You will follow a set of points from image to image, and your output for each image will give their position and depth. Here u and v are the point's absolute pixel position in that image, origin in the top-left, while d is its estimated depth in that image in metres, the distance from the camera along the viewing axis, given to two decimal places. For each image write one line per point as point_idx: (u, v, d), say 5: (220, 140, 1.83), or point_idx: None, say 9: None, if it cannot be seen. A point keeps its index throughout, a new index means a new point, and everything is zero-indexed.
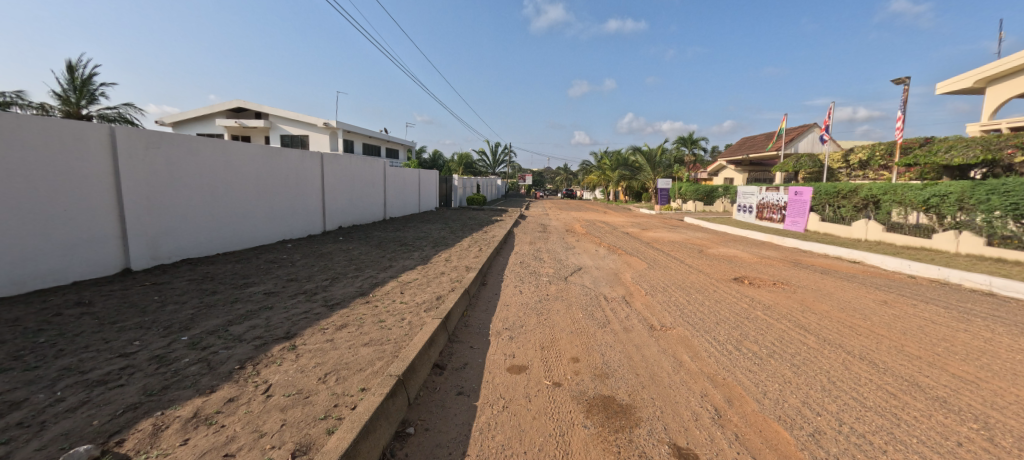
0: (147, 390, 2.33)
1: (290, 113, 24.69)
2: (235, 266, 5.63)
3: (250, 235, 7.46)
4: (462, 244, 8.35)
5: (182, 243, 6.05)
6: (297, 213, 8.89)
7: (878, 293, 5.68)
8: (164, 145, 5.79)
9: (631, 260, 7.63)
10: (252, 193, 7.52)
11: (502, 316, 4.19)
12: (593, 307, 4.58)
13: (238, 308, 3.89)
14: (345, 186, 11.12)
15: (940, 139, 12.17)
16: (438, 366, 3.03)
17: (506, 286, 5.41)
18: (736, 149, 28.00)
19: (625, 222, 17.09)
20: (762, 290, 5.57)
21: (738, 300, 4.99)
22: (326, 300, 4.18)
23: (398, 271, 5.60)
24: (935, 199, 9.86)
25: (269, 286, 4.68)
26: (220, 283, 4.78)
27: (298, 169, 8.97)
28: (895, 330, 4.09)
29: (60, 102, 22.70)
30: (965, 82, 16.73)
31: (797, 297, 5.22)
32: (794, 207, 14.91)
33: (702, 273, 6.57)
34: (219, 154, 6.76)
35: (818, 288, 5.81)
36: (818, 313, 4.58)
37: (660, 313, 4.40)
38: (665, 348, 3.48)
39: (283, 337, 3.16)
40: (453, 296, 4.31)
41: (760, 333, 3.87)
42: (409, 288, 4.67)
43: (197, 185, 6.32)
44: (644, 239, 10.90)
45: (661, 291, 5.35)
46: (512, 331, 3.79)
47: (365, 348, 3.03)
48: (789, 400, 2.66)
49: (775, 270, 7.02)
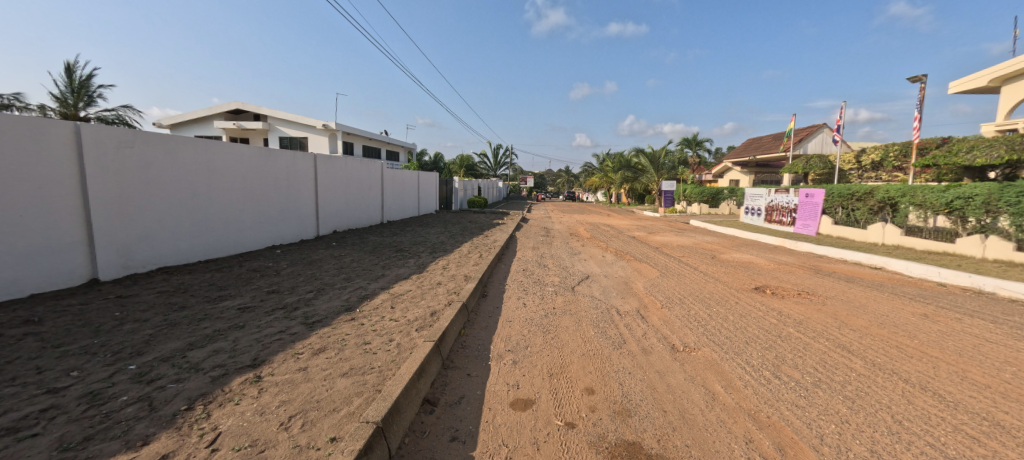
0: (62, 444, 1.86)
1: (288, 114, 24.27)
2: (213, 276, 5.17)
3: (236, 241, 7.03)
4: (461, 250, 7.88)
5: (159, 250, 5.62)
6: (288, 217, 8.46)
7: (915, 305, 5.19)
8: (139, 145, 5.37)
9: (641, 267, 7.17)
10: (239, 198, 7.09)
11: (504, 334, 3.72)
12: (605, 323, 4.10)
13: (204, 327, 3.43)
14: (340, 188, 10.68)
15: (960, 139, 11.64)
16: (429, 401, 2.55)
17: (509, 298, 4.95)
18: (742, 151, 27.49)
19: (630, 225, 16.63)
20: (789, 302, 5.07)
21: (765, 314, 4.50)
22: (306, 317, 3.71)
23: (391, 281, 5.14)
24: (959, 202, 9.33)
25: (246, 299, 4.22)
26: (192, 296, 4.32)
27: (288, 170, 8.53)
28: (951, 352, 3.59)
29: (58, 103, 22.44)
30: (980, 80, 16.19)
31: (829, 311, 4.72)
32: (805, 209, 14.33)
33: (719, 282, 6.10)
34: (202, 155, 6.33)
35: (850, 299, 5.31)
36: (857, 330, 4.09)
37: (682, 331, 3.91)
38: (693, 375, 3.00)
39: (248, 366, 2.70)
40: (450, 311, 3.84)
41: (799, 356, 3.38)
42: (401, 302, 4.21)
43: (176, 187, 5.89)
44: (652, 244, 10.43)
45: (678, 303, 4.87)
46: (516, 354, 3.31)
47: (343, 381, 2.56)
48: (855, 448, 2.17)
49: (797, 278, 6.54)
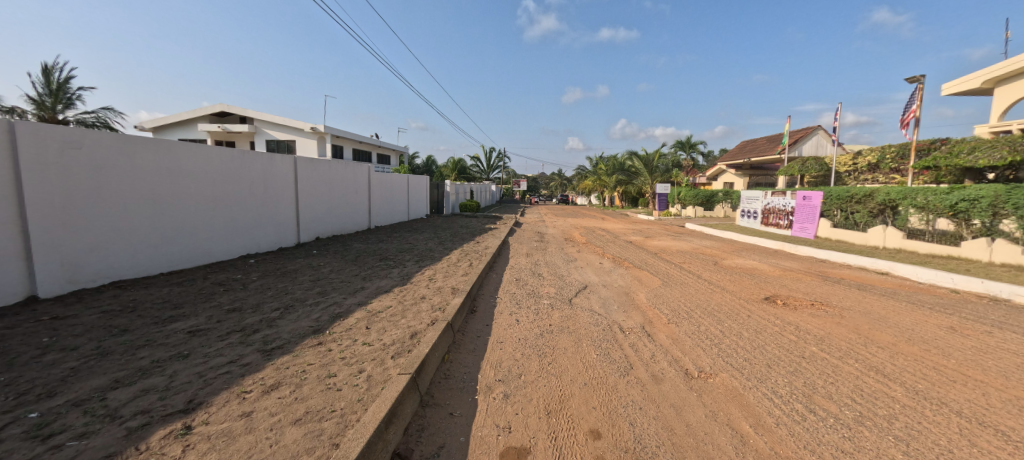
0: None
1: (275, 117, 23.62)
2: (170, 291, 4.63)
3: (205, 250, 6.48)
4: (450, 258, 7.40)
5: (113, 263, 5.07)
6: (264, 224, 7.91)
7: (937, 316, 4.83)
8: (88, 146, 4.81)
9: (641, 275, 6.77)
10: (209, 204, 6.56)
11: (494, 360, 3.26)
12: (608, 343, 3.66)
13: (141, 357, 2.90)
14: (323, 192, 10.14)
15: (960, 140, 11.49)
16: (400, 455, 2.07)
17: (500, 313, 4.48)
18: (736, 154, 27.42)
19: (626, 229, 16.33)
20: (804, 315, 4.67)
21: (781, 330, 4.09)
22: (265, 342, 3.20)
23: (369, 295, 4.65)
24: (963, 204, 9.09)
25: (200, 320, 3.69)
26: (139, 317, 3.79)
27: (265, 173, 7.98)
28: (996, 374, 3.19)
29: (34, 106, 21.55)
30: (973, 82, 16.17)
31: (849, 325, 4.32)
32: (802, 212, 14.07)
33: (726, 291, 5.72)
34: (164, 157, 5.78)
35: (868, 310, 4.93)
36: (887, 348, 3.70)
37: (694, 352, 3.49)
38: (714, 411, 2.55)
39: (178, 413, 2.19)
40: (433, 333, 3.37)
41: (831, 383, 2.97)
42: (378, 322, 3.73)
43: (134, 193, 5.33)
44: (650, 249, 10.07)
45: (686, 318, 4.43)
46: (508, 385, 2.85)
47: (294, 431, 2.07)
48: None
49: (806, 287, 6.18)
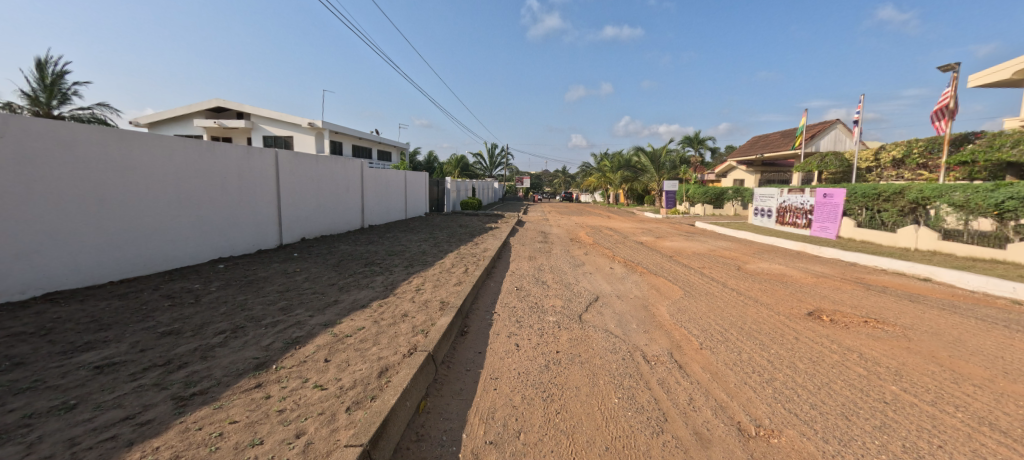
0: None
1: (272, 113, 22.95)
2: (106, 307, 3.91)
3: (166, 254, 5.78)
4: (444, 263, 6.66)
5: (48, 270, 4.36)
6: (239, 224, 7.21)
7: (1020, 338, 4.01)
8: (14, 134, 4.07)
9: (658, 283, 6.00)
10: (172, 202, 5.85)
11: (486, 408, 2.51)
12: (631, 381, 2.88)
13: (10, 408, 2.15)
14: (309, 189, 9.42)
15: (999, 133, 10.64)
16: None
17: (496, 336, 3.73)
18: (746, 150, 26.50)
19: (636, 229, 15.34)
20: (863, 337, 3.86)
21: (844, 361, 3.30)
22: (189, 383, 2.47)
23: (341, 312, 3.93)
24: (1011, 203, 8.20)
25: (120, 349, 2.95)
26: (48, 344, 3.04)
27: (241, 168, 7.25)
28: None
29: (28, 102, 20.93)
30: (1004, 72, 15.02)
31: (924, 353, 3.52)
32: (822, 210, 13.19)
33: (758, 303, 4.95)
34: (114, 149, 5.05)
35: (937, 331, 4.12)
36: (985, 387, 2.92)
37: (743, 394, 2.72)
38: None
39: None
40: (407, 371, 2.61)
41: (939, 447, 2.18)
42: (342, 352, 2.97)
43: (76, 189, 4.61)
44: (664, 251, 9.29)
45: (722, 342, 3.64)
46: (501, 451, 2.08)
47: None
48: None
49: (851, 298, 5.38)
